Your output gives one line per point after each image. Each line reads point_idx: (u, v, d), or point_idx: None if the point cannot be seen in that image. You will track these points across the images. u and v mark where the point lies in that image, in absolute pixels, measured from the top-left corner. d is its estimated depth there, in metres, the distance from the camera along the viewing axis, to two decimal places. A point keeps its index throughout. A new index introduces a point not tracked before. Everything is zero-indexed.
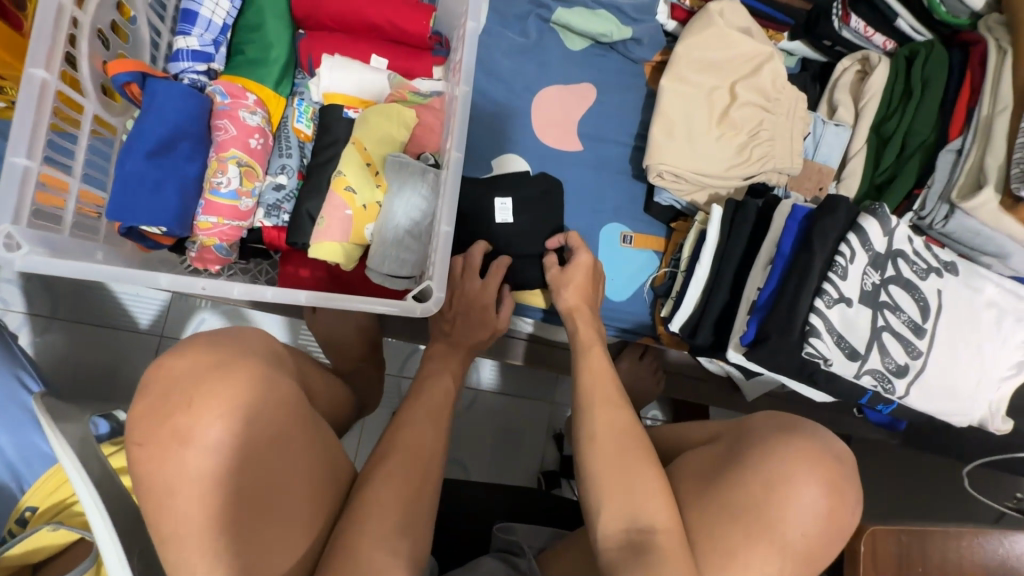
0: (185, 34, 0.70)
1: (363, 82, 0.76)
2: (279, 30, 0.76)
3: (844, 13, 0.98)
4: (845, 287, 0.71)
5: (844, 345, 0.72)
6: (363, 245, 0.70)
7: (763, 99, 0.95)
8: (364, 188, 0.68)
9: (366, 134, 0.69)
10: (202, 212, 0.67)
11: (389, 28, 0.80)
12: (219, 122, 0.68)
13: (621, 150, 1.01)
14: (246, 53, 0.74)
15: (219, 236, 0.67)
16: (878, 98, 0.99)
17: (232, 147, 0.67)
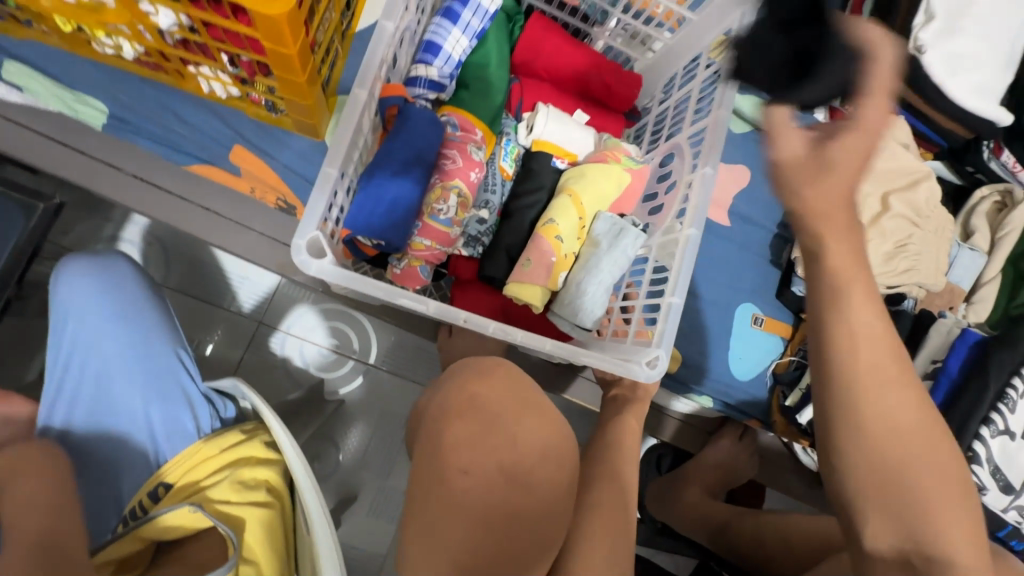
0: (427, 64, 0.75)
1: (576, 135, 0.79)
2: (503, 72, 0.79)
3: (997, 147, 1.03)
4: (1011, 420, 0.73)
5: (1000, 477, 0.73)
6: (554, 289, 0.72)
7: (913, 214, 0.99)
8: (569, 239, 0.72)
9: (581, 188, 0.72)
10: (417, 232, 0.69)
11: (599, 88, 0.84)
12: (450, 152, 0.71)
13: (765, 235, 1.04)
14: (470, 88, 0.77)
15: (427, 257, 0.70)
16: (1016, 232, 1.03)
17: (457, 178, 0.70)
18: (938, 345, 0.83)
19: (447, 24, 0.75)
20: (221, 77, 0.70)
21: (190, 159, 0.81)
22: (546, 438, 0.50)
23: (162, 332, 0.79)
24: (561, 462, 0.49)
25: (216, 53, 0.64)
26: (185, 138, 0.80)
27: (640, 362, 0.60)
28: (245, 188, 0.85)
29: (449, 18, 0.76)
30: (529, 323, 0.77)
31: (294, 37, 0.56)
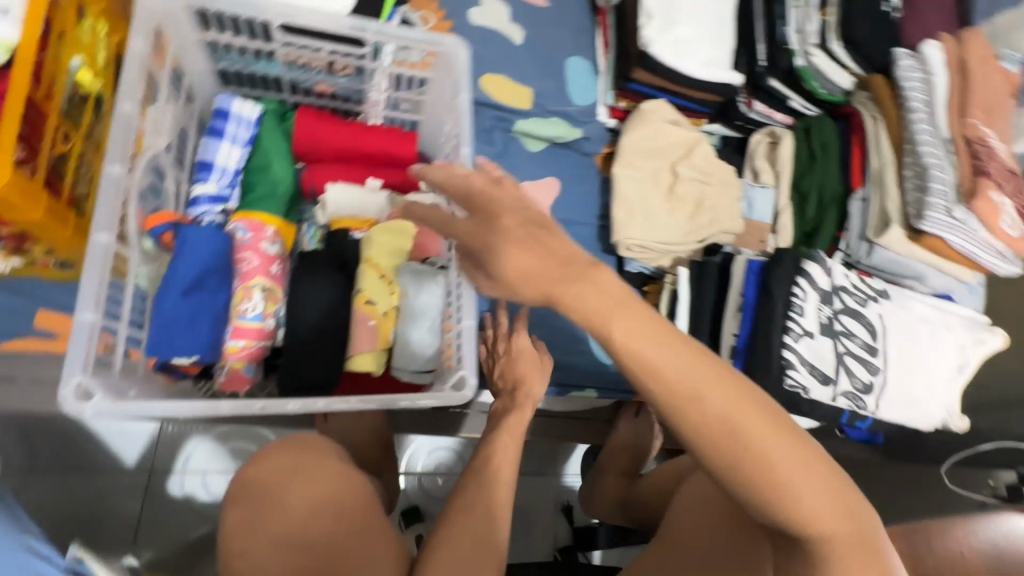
0: (204, 182, 0.81)
1: (366, 204, 0.86)
2: (284, 165, 0.85)
3: (748, 100, 1.21)
4: (805, 321, 0.84)
5: (817, 372, 0.83)
6: (387, 347, 0.77)
7: (700, 174, 1.13)
8: (381, 297, 0.76)
9: (376, 251, 0.78)
10: (229, 337, 0.72)
11: (378, 153, 0.90)
12: (242, 254, 0.75)
13: (590, 229, 1.14)
14: (255, 192, 0.82)
15: (246, 357, 0.72)
16: (789, 163, 1.19)
17: (257, 276, 0.74)
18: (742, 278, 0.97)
19: (214, 140, 0.81)
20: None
21: (2, 337, 0.79)
22: (323, 492, 0.62)
23: None
24: (337, 508, 0.61)
25: None
26: None
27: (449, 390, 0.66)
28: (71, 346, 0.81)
29: (215, 135, 0.81)
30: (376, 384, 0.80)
31: (32, 201, 0.60)
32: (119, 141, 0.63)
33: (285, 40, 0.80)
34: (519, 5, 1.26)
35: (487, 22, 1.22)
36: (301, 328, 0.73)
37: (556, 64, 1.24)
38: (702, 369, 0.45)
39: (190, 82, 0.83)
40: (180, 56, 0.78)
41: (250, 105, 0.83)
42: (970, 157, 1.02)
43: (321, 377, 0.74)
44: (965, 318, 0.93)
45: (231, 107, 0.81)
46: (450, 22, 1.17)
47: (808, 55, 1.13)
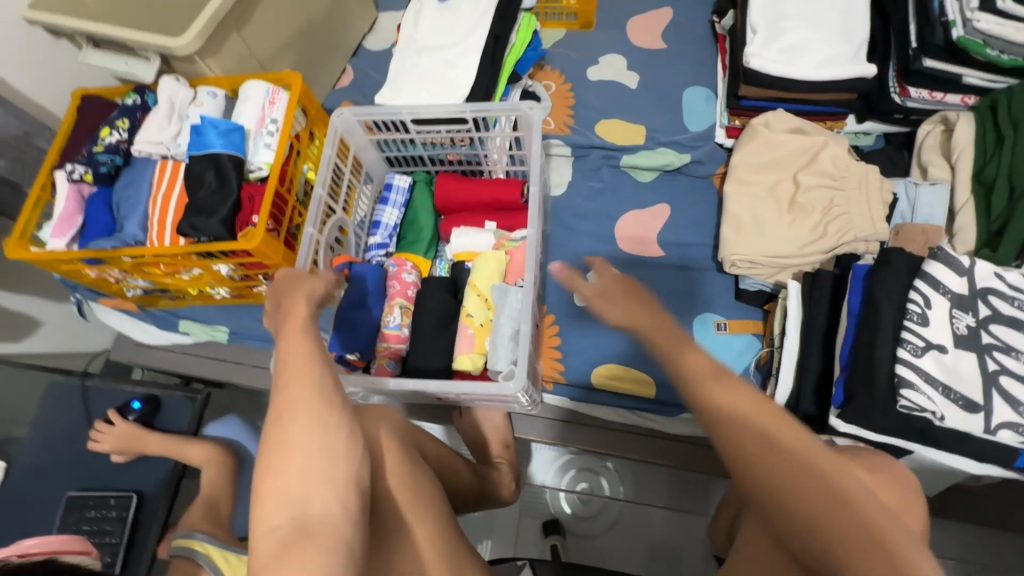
0: (374, 234, 1.16)
1: (476, 242, 1.09)
2: (427, 217, 1.16)
3: (902, 88, 1.05)
4: (931, 333, 0.70)
5: (956, 396, 0.68)
6: (485, 352, 0.97)
7: (830, 180, 1.03)
8: (479, 312, 0.99)
9: (477, 278, 1.01)
10: (380, 340, 1.03)
11: (492, 202, 1.13)
12: (391, 283, 1.07)
13: (702, 250, 1.14)
14: (407, 238, 1.16)
15: (389, 354, 1.02)
16: (968, 149, 0.98)
17: (398, 297, 1.05)
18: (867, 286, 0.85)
19: (382, 206, 1.17)
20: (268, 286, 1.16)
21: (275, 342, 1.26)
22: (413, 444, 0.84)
23: None
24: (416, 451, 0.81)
25: (257, 276, 1.10)
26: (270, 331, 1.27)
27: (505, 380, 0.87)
28: None
29: (384, 202, 1.17)
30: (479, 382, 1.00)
31: (274, 253, 0.99)
32: (313, 215, 0.99)
33: (419, 130, 1.10)
34: (635, 54, 1.38)
35: (604, 75, 1.37)
36: (422, 335, 0.99)
37: (671, 97, 1.30)
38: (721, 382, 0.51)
39: (369, 169, 1.20)
40: (360, 155, 1.15)
41: (404, 177, 1.16)
42: None
43: (434, 371, 0.99)
44: None
45: (393, 182, 1.17)
46: (569, 84, 1.36)
47: (971, 23, 0.91)
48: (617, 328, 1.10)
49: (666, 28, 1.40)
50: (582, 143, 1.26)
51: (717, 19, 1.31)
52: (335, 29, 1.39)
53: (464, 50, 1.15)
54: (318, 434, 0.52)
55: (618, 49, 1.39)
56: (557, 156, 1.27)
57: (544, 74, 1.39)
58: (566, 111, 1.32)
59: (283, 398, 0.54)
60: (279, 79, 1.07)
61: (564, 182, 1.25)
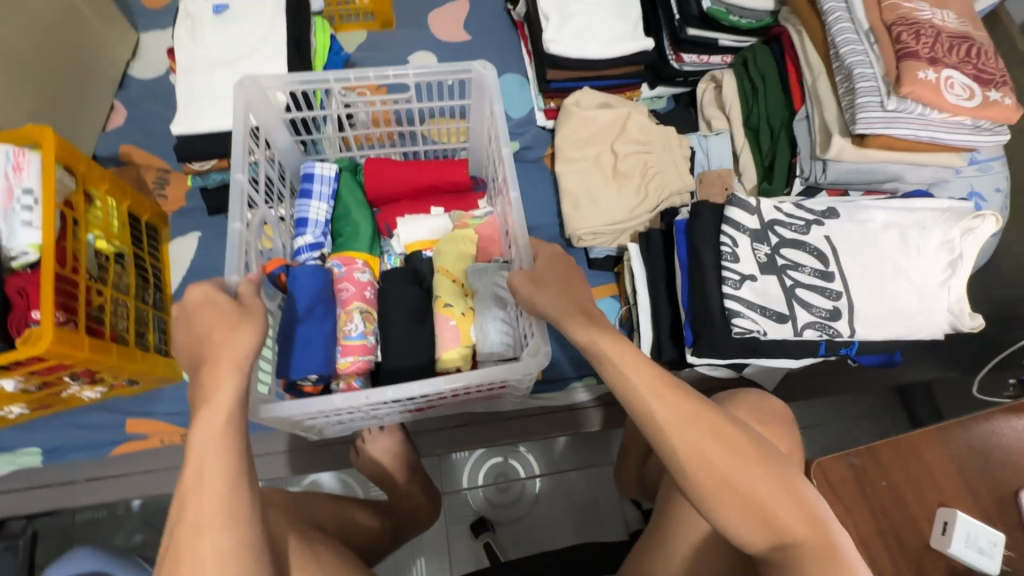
0: (302, 234, 0.97)
1: (431, 226, 0.99)
2: (361, 211, 1.00)
3: (676, 55, 1.19)
4: (742, 267, 0.82)
5: (770, 312, 0.81)
6: (471, 344, 0.87)
7: (641, 144, 1.14)
8: (457, 300, 0.89)
9: (446, 261, 0.92)
10: (340, 355, 0.87)
11: (436, 184, 1.03)
12: (341, 286, 0.91)
13: (552, 228, 1.20)
14: (343, 234, 0.99)
15: (356, 370, 0.87)
16: (735, 102, 1.16)
17: (355, 301, 0.90)
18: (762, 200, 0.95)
19: (305, 201, 0.98)
20: (82, 384, 0.95)
21: (111, 445, 1.05)
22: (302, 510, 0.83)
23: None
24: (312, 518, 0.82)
25: (62, 378, 0.89)
26: (99, 436, 1.06)
27: (528, 357, 0.74)
28: (157, 441, 1.07)
29: (305, 196, 0.98)
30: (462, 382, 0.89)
31: (77, 347, 0.81)
32: (236, 205, 0.79)
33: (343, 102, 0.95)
34: (444, 50, 1.38)
35: None
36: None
37: None
38: (676, 393, 0.62)
39: (277, 153, 1.00)
40: (269, 130, 0.95)
41: (328, 165, 0.98)
42: (894, 40, 0.85)
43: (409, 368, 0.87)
44: (936, 212, 0.86)
45: (315, 170, 0.98)
46: None
47: None
48: None
49: (467, 20, 1.40)
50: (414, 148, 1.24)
51: (512, 6, 1.35)
52: (68, 64, 1.12)
53: (254, 65, 1.01)
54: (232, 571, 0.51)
55: (426, 46, 1.37)
56: None
57: None
58: None
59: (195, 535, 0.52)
60: (19, 137, 0.86)
61: None
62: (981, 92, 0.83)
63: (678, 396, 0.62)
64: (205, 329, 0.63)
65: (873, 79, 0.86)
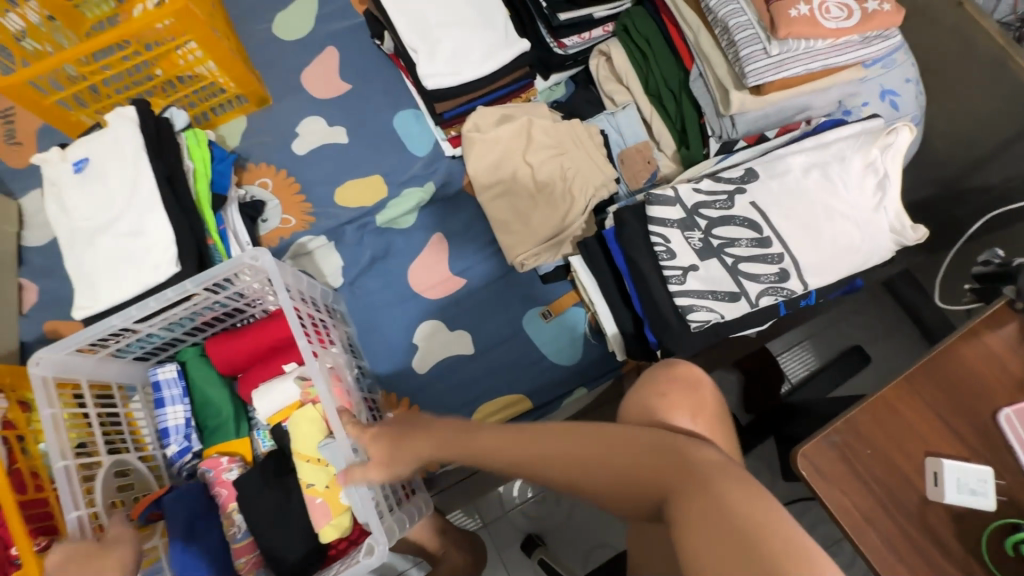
0: (167, 445, 0.98)
1: (280, 394, 0.96)
2: (218, 393, 1.00)
3: (558, 42, 1.14)
4: (680, 261, 0.81)
5: (721, 294, 0.81)
6: (345, 510, 0.88)
7: (553, 146, 1.09)
8: (318, 477, 0.88)
9: (298, 442, 0.89)
10: (234, 559, 0.89)
11: (278, 343, 1.00)
12: (215, 491, 0.92)
13: (494, 256, 1.18)
14: (208, 425, 1.00)
15: (252, 566, 0.89)
16: (631, 70, 1.11)
17: (231, 503, 0.91)
18: (687, 174, 0.92)
19: (160, 409, 0.98)
20: None
21: None
22: None
23: None
24: None
25: None
26: None
27: (365, 555, 0.78)
28: None
29: (159, 404, 0.98)
30: (357, 538, 0.91)
31: None
32: (66, 498, 0.78)
33: (147, 325, 0.91)
34: (328, 109, 1.29)
35: (311, 145, 1.27)
36: (263, 532, 0.87)
37: (385, 134, 1.26)
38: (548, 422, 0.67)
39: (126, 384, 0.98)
40: (97, 377, 0.90)
41: (167, 368, 0.98)
42: None
43: (300, 559, 0.87)
44: (850, 138, 0.85)
45: (159, 377, 0.98)
46: (285, 172, 1.25)
47: None
48: (467, 370, 1.11)
49: (340, 68, 1.32)
50: (333, 225, 1.20)
51: (379, 42, 1.28)
52: None
53: (139, 212, 0.97)
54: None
55: (310, 110, 1.29)
56: (315, 250, 1.19)
57: (251, 174, 1.25)
58: (297, 201, 1.22)
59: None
60: None
61: (337, 269, 1.18)
62: (857, 8, 0.81)
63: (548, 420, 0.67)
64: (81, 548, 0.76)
65: (749, 27, 0.83)
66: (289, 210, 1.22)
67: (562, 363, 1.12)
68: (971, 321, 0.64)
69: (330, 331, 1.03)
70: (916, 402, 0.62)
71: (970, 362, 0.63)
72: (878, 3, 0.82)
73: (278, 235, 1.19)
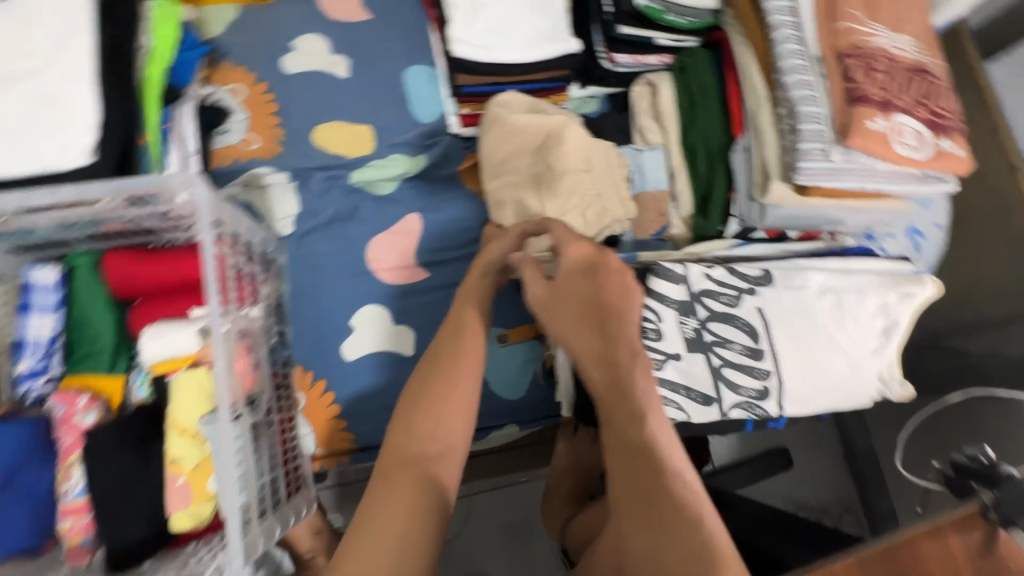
0: (20, 360, 0.81)
1: (177, 343, 0.82)
2: (103, 318, 0.84)
3: (608, 54, 1.01)
4: (666, 344, 0.72)
5: (694, 394, 0.72)
6: (211, 498, 0.76)
7: (581, 158, 0.92)
8: (189, 453, 0.75)
9: (177, 408, 0.75)
10: (59, 517, 0.74)
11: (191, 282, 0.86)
12: (59, 433, 0.76)
13: (466, 258, 1.06)
14: (79, 351, 0.83)
15: (80, 531, 0.74)
16: (672, 111, 0.99)
17: (74, 452, 0.75)
18: (698, 249, 0.83)
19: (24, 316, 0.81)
20: None
21: None
22: None
23: None
24: None
25: None
26: None
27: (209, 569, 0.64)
28: None
29: (24, 310, 0.81)
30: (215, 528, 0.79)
31: None
32: None
33: (31, 217, 0.73)
34: (336, 32, 1.12)
35: (304, 66, 1.09)
36: (105, 497, 0.73)
37: (393, 85, 1.11)
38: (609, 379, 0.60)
39: None
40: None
41: (46, 270, 0.82)
42: (846, 76, 0.73)
43: (138, 542, 0.74)
44: (874, 274, 0.79)
45: (33, 279, 0.81)
46: (264, 85, 1.07)
47: None
48: (399, 371, 1.00)
49: None
50: (301, 165, 1.05)
51: None
52: None
53: (68, 75, 0.78)
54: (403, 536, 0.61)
55: (316, 26, 1.11)
56: (271, 185, 1.03)
57: (224, 73, 1.06)
58: (268, 123, 1.05)
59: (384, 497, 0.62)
60: None
61: (290, 215, 1.02)
62: (931, 141, 0.74)
63: (603, 359, 0.62)
64: (539, 293, 0.69)
65: (819, 120, 0.74)
66: (256, 130, 1.04)
67: (500, 394, 1.02)
68: (938, 517, 0.60)
69: (258, 288, 0.87)
70: None
71: (929, 558, 0.58)
72: (952, 144, 0.75)
73: (233, 154, 1.02)
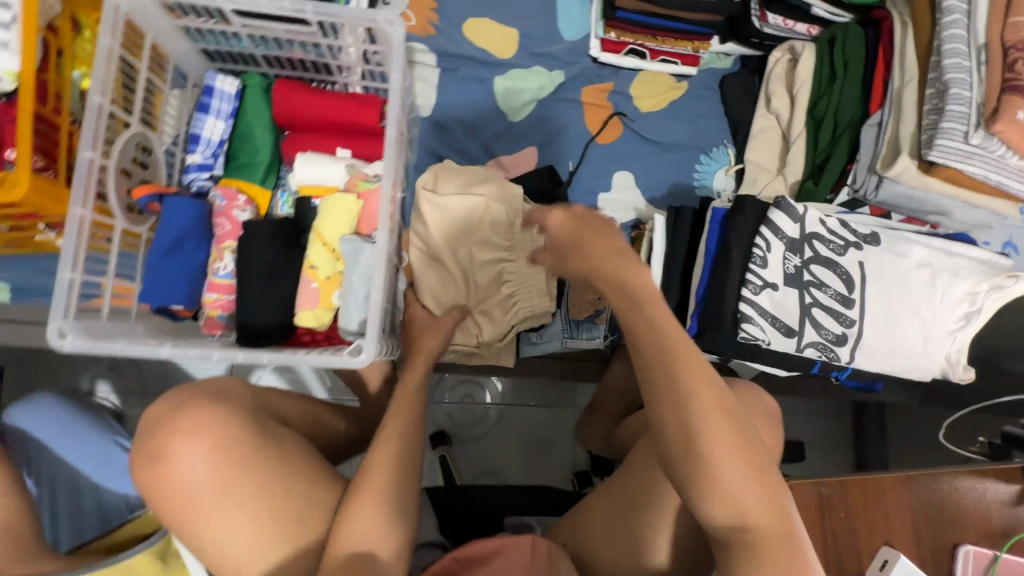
0: (192, 153, 0.91)
1: (326, 171, 0.90)
2: (264, 136, 0.93)
3: (761, 12, 1.04)
4: (768, 273, 0.79)
5: (779, 324, 0.79)
6: (333, 308, 0.85)
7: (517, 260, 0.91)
8: (325, 263, 0.85)
9: (324, 223, 0.85)
10: (206, 290, 0.85)
11: (347, 125, 0.94)
12: (217, 221, 0.86)
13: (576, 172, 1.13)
14: (238, 159, 0.93)
15: (220, 306, 0.85)
16: (807, 86, 1.04)
17: (229, 240, 0.86)
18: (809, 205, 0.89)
19: (201, 115, 0.90)
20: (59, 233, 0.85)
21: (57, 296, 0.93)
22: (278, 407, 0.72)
23: (83, 427, 0.87)
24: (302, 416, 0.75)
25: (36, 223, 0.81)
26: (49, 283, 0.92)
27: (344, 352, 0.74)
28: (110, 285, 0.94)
29: (202, 110, 0.90)
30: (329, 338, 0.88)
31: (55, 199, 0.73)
32: (89, 132, 0.70)
33: (241, 22, 0.81)
34: None
35: None
36: (252, 281, 0.83)
37: None
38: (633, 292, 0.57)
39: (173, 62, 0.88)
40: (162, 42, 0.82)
41: (228, 79, 0.90)
42: (1006, 68, 0.77)
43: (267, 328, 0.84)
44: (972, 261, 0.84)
45: (215, 84, 0.90)
46: None
47: None
48: None
49: None
50: (448, 50, 1.11)
51: None
52: None
53: None
54: (390, 504, 0.60)
55: None
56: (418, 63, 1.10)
57: None
58: (428, 4, 1.11)
59: (359, 492, 0.60)
60: None
61: (429, 94, 1.10)
62: None
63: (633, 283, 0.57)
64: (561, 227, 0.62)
65: (967, 104, 0.79)
66: (415, 8, 1.11)
67: None
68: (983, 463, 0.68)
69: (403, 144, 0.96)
70: (901, 495, 0.65)
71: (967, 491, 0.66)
72: None
73: None
